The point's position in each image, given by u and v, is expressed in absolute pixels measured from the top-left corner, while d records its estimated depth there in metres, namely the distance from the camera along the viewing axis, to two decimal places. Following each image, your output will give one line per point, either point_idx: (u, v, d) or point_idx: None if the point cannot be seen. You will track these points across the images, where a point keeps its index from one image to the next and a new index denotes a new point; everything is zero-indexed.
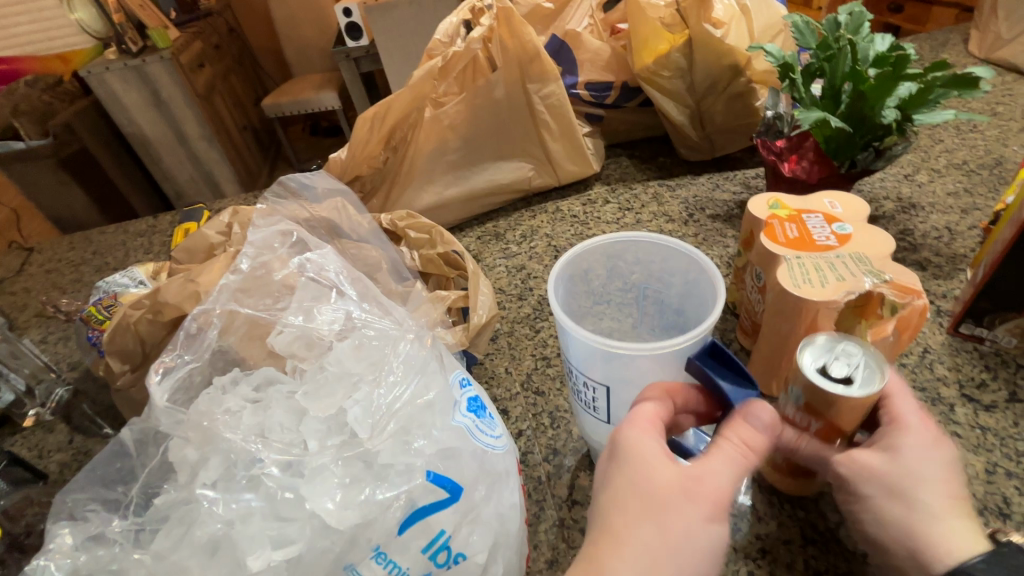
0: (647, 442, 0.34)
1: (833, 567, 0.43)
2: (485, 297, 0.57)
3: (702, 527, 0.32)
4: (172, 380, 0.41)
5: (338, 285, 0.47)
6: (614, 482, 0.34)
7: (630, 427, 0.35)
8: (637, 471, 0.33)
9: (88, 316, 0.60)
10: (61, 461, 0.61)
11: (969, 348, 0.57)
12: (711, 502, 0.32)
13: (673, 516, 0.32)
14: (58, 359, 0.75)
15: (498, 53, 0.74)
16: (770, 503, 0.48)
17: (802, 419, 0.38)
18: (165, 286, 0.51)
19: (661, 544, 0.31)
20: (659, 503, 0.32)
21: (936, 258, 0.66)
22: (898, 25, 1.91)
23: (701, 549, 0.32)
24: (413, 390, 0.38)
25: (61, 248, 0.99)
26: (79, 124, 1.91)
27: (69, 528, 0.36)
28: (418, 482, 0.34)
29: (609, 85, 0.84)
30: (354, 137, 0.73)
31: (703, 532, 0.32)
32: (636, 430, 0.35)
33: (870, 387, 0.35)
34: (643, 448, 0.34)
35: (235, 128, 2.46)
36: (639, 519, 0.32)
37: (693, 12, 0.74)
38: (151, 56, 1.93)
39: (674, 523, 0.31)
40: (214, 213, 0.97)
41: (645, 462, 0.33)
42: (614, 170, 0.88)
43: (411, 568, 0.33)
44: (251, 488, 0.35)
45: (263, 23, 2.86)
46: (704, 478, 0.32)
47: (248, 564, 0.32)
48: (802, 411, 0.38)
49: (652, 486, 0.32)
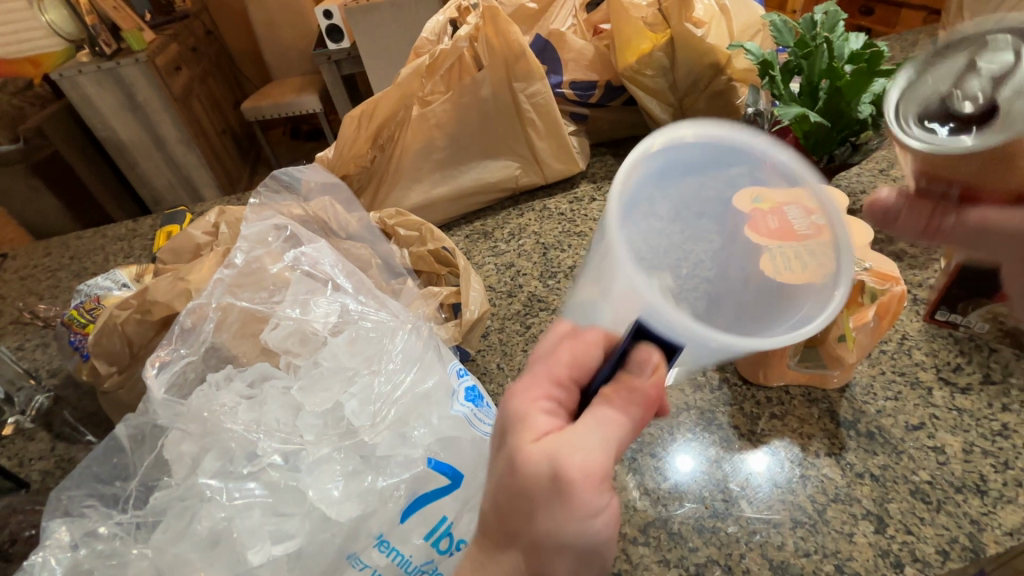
0: (535, 416, 0.34)
1: (821, 547, 0.45)
2: (476, 293, 0.58)
3: (582, 518, 0.31)
4: (167, 374, 0.42)
5: (333, 278, 0.48)
6: (499, 459, 0.33)
7: (521, 398, 0.34)
8: (513, 446, 0.33)
9: (70, 320, 0.59)
10: (43, 469, 0.60)
11: (945, 334, 0.59)
12: (588, 494, 0.31)
13: (546, 507, 0.31)
14: (37, 366, 0.73)
15: (484, 51, 0.75)
16: (758, 487, 0.49)
17: (939, 186, 0.38)
18: (153, 285, 0.50)
19: (537, 539, 0.31)
20: (528, 496, 0.31)
21: (911, 249, 0.68)
22: (869, 28, 1.96)
23: (584, 542, 0.31)
24: (414, 376, 0.39)
25: (37, 254, 0.96)
26: (50, 128, 1.86)
27: (66, 525, 0.36)
28: (418, 470, 0.34)
29: (593, 84, 0.86)
30: (342, 135, 0.73)
31: (582, 524, 0.31)
32: (524, 403, 0.34)
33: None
34: (527, 422, 0.33)
35: (214, 132, 2.42)
36: (514, 510, 0.31)
37: (675, 12, 0.76)
38: (126, 58, 1.88)
39: (545, 518, 0.31)
40: (197, 215, 0.95)
41: (520, 439, 0.32)
42: (600, 168, 0.89)
43: (413, 556, 0.33)
44: (253, 478, 0.35)
45: (240, 25, 2.83)
46: (567, 459, 0.31)
47: (248, 558, 0.32)
48: (937, 179, 0.37)
49: (524, 472, 0.31)
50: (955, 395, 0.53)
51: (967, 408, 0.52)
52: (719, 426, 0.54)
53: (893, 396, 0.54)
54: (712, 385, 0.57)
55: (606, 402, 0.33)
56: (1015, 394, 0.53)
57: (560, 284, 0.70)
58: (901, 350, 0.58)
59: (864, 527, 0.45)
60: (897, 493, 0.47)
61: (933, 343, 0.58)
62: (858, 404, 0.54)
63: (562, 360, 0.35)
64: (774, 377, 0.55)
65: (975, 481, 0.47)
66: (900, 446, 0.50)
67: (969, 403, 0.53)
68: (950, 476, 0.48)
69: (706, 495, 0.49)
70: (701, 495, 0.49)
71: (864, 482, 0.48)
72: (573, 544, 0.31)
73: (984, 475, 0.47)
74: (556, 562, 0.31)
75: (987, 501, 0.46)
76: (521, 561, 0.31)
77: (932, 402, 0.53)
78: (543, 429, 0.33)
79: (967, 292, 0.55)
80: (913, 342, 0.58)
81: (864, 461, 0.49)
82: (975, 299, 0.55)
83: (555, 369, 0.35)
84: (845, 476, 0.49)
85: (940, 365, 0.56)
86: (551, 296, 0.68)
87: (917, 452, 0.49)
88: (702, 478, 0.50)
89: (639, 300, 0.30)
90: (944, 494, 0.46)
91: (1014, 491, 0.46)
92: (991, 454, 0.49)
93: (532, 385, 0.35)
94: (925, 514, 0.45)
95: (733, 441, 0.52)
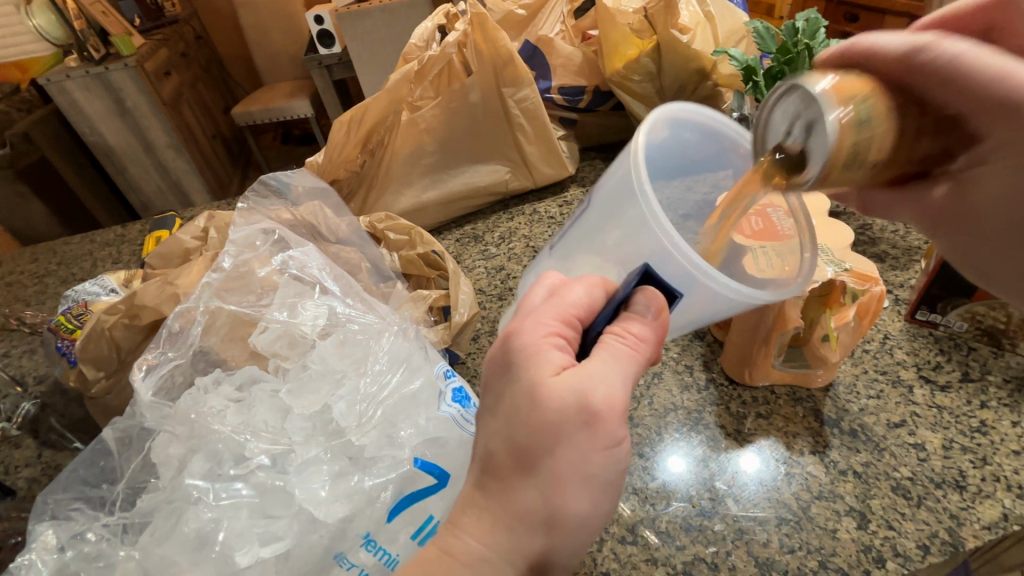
0: (549, 352, 0.33)
1: (805, 543, 0.45)
2: (465, 295, 0.58)
3: (601, 450, 0.32)
4: (155, 377, 0.42)
5: (320, 281, 0.49)
6: (508, 397, 0.33)
7: (532, 333, 0.34)
8: (531, 381, 0.32)
9: (57, 325, 0.59)
10: (29, 477, 0.59)
11: (925, 334, 0.60)
12: (607, 425, 0.32)
13: (566, 440, 0.31)
14: (23, 373, 0.72)
15: (474, 58, 0.75)
16: (744, 484, 0.50)
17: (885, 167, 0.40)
18: (141, 289, 0.50)
19: (558, 475, 0.31)
20: (551, 432, 0.31)
21: (892, 251, 0.69)
22: (853, 34, 2.00)
23: (601, 476, 0.32)
24: (400, 377, 0.40)
25: (23, 260, 0.95)
26: (37, 133, 1.85)
27: (52, 528, 0.36)
28: (405, 470, 0.35)
29: (582, 90, 0.87)
30: (331, 139, 0.72)
31: (600, 457, 0.32)
32: (534, 338, 0.34)
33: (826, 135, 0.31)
34: (542, 358, 0.33)
35: (204, 137, 2.41)
36: (533, 445, 0.31)
37: (660, 18, 0.76)
38: (115, 63, 1.88)
39: (567, 450, 0.31)
40: (187, 220, 0.95)
41: (539, 373, 0.32)
42: (589, 172, 0.90)
43: (401, 556, 0.33)
44: (242, 478, 0.35)
45: (231, 30, 2.82)
46: (592, 390, 0.32)
47: (236, 560, 0.33)
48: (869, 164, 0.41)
49: (547, 404, 0.31)
50: (935, 393, 0.54)
51: (946, 405, 0.53)
52: (705, 426, 0.54)
53: (875, 394, 0.55)
54: (699, 385, 0.58)
55: (619, 338, 0.35)
56: (993, 392, 0.54)
57: None
58: (882, 350, 0.59)
59: (847, 523, 0.46)
60: (879, 490, 0.48)
61: (914, 343, 0.59)
62: (842, 403, 0.55)
63: (567, 300, 0.36)
64: (760, 376, 0.55)
65: (954, 477, 0.48)
66: (881, 443, 0.51)
67: (948, 401, 0.54)
68: (930, 472, 0.48)
69: (693, 494, 0.50)
70: (688, 494, 0.50)
71: (847, 479, 0.49)
72: (592, 478, 0.31)
73: (962, 471, 0.48)
74: (574, 500, 0.31)
75: (966, 497, 0.47)
76: (539, 500, 0.31)
77: (913, 399, 0.54)
78: (559, 364, 0.33)
79: (945, 291, 0.56)
80: (895, 341, 0.60)
81: (847, 458, 0.50)
82: (953, 298, 0.56)
83: (561, 309, 0.36)
84: (829, 474, 0.50)
85: (921, 363, 0.57)
86: None
87: (898, 449, 0.50)
88: (689, 477, 0.51)
89: (662, 249, 0.34)
90: (924, 490, 0.47)
91: (992, 486, 0.47)
92: (970, 450, 0.50)
93: (543, 323, 0.35)
94: (906, 510, 0.46)
95: (719, 440, 0.53)
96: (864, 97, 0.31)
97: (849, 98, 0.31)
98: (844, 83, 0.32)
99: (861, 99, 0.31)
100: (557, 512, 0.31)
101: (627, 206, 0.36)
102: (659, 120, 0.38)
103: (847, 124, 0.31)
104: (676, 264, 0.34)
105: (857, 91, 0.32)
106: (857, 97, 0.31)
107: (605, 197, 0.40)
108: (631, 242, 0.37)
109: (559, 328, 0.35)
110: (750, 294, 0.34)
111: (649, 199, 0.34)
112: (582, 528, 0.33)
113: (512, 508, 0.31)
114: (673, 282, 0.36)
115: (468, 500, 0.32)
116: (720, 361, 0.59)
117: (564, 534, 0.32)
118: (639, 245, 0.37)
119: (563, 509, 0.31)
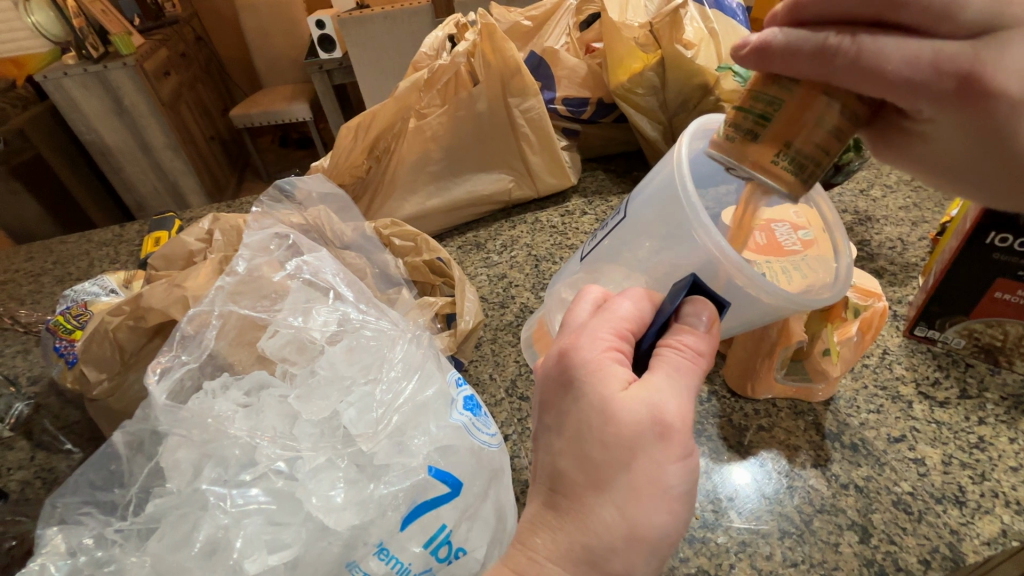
0: (610, 367, 0.36)
1: (809, 557, 0.46)
2: (471, 303, 0.59)
3: (676, 464, 0.33)
4: (169, 381, 0.41)
5: (335, 286, 0.48)
6: (576, 414, 0.35)
7: (591, 349, 0.36)
8: (598, 396, 0.35)
9: (56, 326, 0.58)
10: (22, 479, 0.58)
11: (923, 349, 0.61)
12: (679, 438, 0.34)
13: (642, 454, 0.33)
14: (16, 373, 0.71)
15: (481, 67, 0.76)
16: (751, 498, 0.50)
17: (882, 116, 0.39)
18: (148, 292, 0.50)
19: (636, 489, 0.33)
20: (627, 446, 0.33)
21: (891, 267, 0.70)
22: None
23: (678, 488, 0.34)
24: (414, 384, 0.40)
25: (18, 258, 0.94)
26: (31, 129, 1.83)
27: (61, 531, 0.35)
28: (420, 478, 0.34)
29: (586, 101, 0.88)
30: (339, 144, 0.74)
31: (676, 469, 0.33)
32: (594, 353, 0.36)
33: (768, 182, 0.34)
34: (606, 373, 0.35)
35: (202, 138, 2.40)
36: (607, 462, 0.33)
37: (665, 33, 0.78)
38: (114, 62, 1.87)
39: (644, 464, 0.33)
40: (187, 222, 0.94)
41: (606, 389, 0.35)
42: (591, 182, 0.91)
43: (412, 564, 0.33)
44: (257, 484, 0.35)
45: (232, 33, 2.83)
46: (663, 405, 0.34)
47: (245, 568, 0.32)
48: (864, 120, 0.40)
49: (617, 418, 0.33)
50: (934, 409, 0.55)
51: (945, 421, 0.54)
52: (708, 438, 0.55)
53: (875, 408, 0.56)
54: (701, 398, 0.58)
55: (679, 351, 0.36)
56: (990, 408, 0.55)
57: None
58: (882, 364, 0.60)
59: (849, 537, 0.46)
60: (882, 504, 0.48)
61: (912, 358, 0.60)
62: (842, 417, 0.55)
63: (620, 314, 0.38)
64: (762, 390, 0.56)
65: (954, 493, 0.48)
66: (882, 457, 0.52)
67: (947, 416, 0.54)
68: (930, 487, 0.49)
69: (696, 505, 0.50)
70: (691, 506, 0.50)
71: (849, 493, 0.49)
72: (670, 491, 0.33)
73: (962, 487, 0.49)
74: (653, 515, 0.33)
75: (966, 512, 0.47)
76: (618, 517, 0.33)
77: (912, 414, 0.55)
78: (623, 378, 0.35)
79: (944, 308, 0.57)
80: (894, 357, 0.60)
81: (849, 472, 0.51)
82: (952, 315, 0.57)
83: (616, 323, 0.38)
84: (831, 487, 0.50)
85: (919, 379, 0.58)
86: None
87: (898, 464, 0.51)
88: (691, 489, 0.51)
89: (715, 265, 0.37)
90: (926, 505, 0.48)
91: (992, 502, 0.48)
92: (969, 466, 0.50)
93: (601, 336, 0.37)
94: (908, 525, 0.47)
95: (722, 452, 0.53)
96: (798, 136, 0.32)
97: (785, 153, 0.32)
98: (763, 140, 0.33)
99: (797, 149, 0.32)
100: (636, 528, 0.33)
101: (672, 215, 0.39)
102: (693, 138, 0.41)
103: (801, 180, 0.33)
104: (726, 274, 0.37)
105: (789, 140, 0.32)
106: (786, 148, 0.32)
107: (647, 208, 0.42)
108: (676, 252, 0.39)
109: (616, 342, 0.37)
110: (808, 302, 0.36)
111: (695, 208, 0.36)
112: (665, 543, 0.34)
113: (589, 527, 0.33)
114: (722, 289, 0.38)
115: (540, 520, 0.34)
116: (722, 373, 0.60)
117: (646, 550, 0.33)
118: (686, 255, 0.39)
119: (643, 524, 0.33)
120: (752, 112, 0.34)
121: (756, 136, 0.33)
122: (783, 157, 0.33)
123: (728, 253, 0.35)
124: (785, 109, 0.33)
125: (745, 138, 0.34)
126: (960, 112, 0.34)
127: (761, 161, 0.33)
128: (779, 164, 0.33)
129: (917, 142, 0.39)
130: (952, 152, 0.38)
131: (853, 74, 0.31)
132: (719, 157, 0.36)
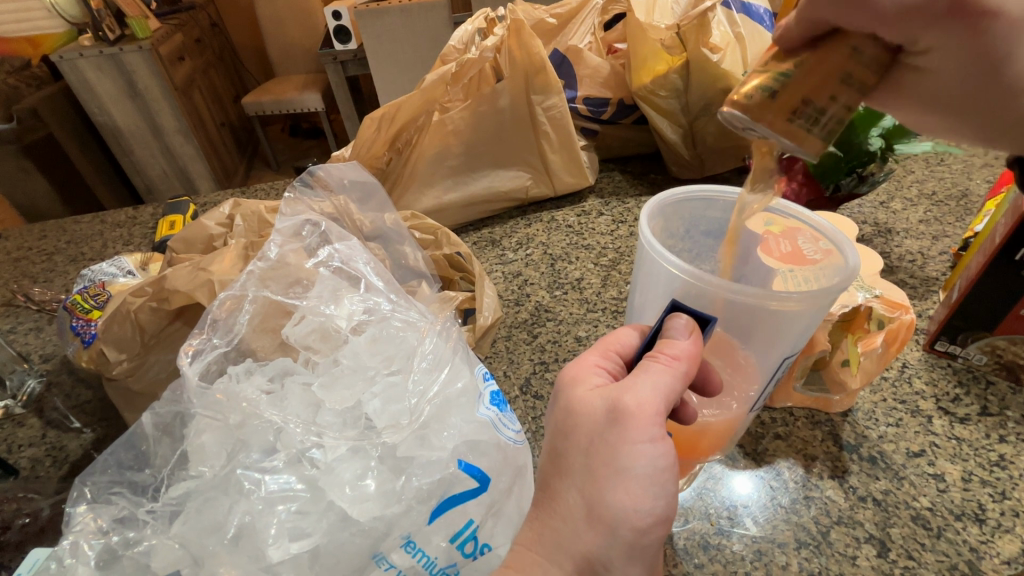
0: (586, 374, 0.37)
1: (825, 568, 0.45)
2: (490, 299, 0.61)
3: (633, 448, 0.33)
4: (201, 363, 0.42)
5: (365, 276, 0.48)
6: (552, 416, 0.37)
7: (574, 362, 0.39)
8: (567, 397, 0.37)
9: (73, 304, 0.57)
10: (33, 457, 0.58)
11: (943, 364, 0.60)
12: (636, 425, 0.33)
13: (599, 441, 0.34)
14: (29, 350, 0.71)
15: (507, 64, 0.75)
16: (766, 506, 0.50)
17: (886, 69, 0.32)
18: (172, 274, 0.50)
19: (592, 471, 0.33)
20: (585, 434, 0.34)
21: (911, 280, 0.70)
22: None
23: (639, 470, 0.33)
24: (445, 376, 0.40)
25: (31, 236, 0.94)
26: (46, 109, 1.83)
27: (91, 510, 0.36)
28: (450, 471, 0.34)
29: (607, 101, 0.87)
30: (361, 135, 0.75)
31: (633, 452, 0.33)
32: (574, 364, 0.39)
33: (805, 147, 0.32)
34: (577, 377, 0.37)
35: (213, 124, 2.41)
36: (570, 450, 0.35)
37: (693, 35, 0.76)
38: (130, 45, 1.86)
39: (600, 449, 0.33)
40: (201, 207, 0.94)
41: (575, 391, 0.36)
42: (607, 183, 0.90)
43: (438, 558, 0.33)
44: (289, 468, 0.35)
45: (249, 21, 2.84)
46: (619, 399, 0.34)
47: (269, 554, 0.32)
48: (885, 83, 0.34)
49: (577, 411, 0.35)
50: (953, 424, 0.55)
51: (966, 437, 0.53)
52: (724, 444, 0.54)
53: (894, 422, 0.55)
54: None
55: (653, 358, 0.35)
56: (1012, 427, 0.54)
57: (567, 296, 0.70)
58: (901, 378, 0.59)
59: (867, 550, 0.46)
60: (899, 518, 0.48)
61: (932, 373, 0.59)
62: (861, 429, 0.55)
63: (607, 338, 0.40)
64: (779, 398, 0.56)
65: (974, 510, 0.48)
66: (900, 471, 0.51)
67: (967, 433, 0.54)
68: (950, 503, 0.48)
69: (711, 512, 0.49)
70: (707, 512, 0.50)
71: (867, 505, 0.49)
72: (629, 472, 0.33)
73: (982, 504, 0.48)
74: (612, 496, 0.32)
75: (985, 530, 0.47)
76: (579, 499, 0.33)
77: (932, 430, 0.54)
78: (596, 383, 0.37)
79: (968, 323, 0.56)
80: (913, 370, 0.60)
81: (867, 485, 0.50)
82: (974, 330, 0.56)
83: (603, 343, 0.40)
84: (848, 499, 0.49)
85: (940, 395, 0.57)
86: (558, 307, 0.69)
87: (917, 479, 0.50)
88: (704, 495, 0.51)
89: (679, 278, 0.38)
90: (945, 521, 0.47)
91: (1012, 521, 0.47)
92: (989, 484, 0.50)
93: (585, 354, 0.39)
94: (926, 541, 0.46)
95: (737, 459, 0.53)
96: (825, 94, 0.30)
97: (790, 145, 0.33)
98: (781, 100, 0.31)
99: (821, 106, 0.30)
100: (597, 509, 0.32)
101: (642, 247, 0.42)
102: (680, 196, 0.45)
103: (819, 136, 0.31)
104: (697, 285, 0.37)
105: (813, 97, 0.30)
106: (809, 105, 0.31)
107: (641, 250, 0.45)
108: (657, 273, 0.40)
109: (602, 360, 0.39)
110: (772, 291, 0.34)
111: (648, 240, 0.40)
112: (630, 532, 0.32)
113: (557, 511, 0.34)
114: (698, 305, 0.38)
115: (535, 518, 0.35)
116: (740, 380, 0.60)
117: (607, 534, 0.32)
118: (666, 284, 0.40)
119: (602, 505, 0.32)
120: (775, 74, 0.32)
121: (774, 94, 0.31)
122: (803, 113, 0.31)
123: (680, 264, 0.37)
124: (812, 63, 0.31)
125: (767, 94, 0.31)
126: (962, 36, 0.30)
127: (779, 120, 0.31)
128: (795, 120, 0.31)
129: (915, 78, 0.33)
130: (950, 82, 0.33)
131: (868, 21, 0.30)
132: (735, 115, 0.33)
